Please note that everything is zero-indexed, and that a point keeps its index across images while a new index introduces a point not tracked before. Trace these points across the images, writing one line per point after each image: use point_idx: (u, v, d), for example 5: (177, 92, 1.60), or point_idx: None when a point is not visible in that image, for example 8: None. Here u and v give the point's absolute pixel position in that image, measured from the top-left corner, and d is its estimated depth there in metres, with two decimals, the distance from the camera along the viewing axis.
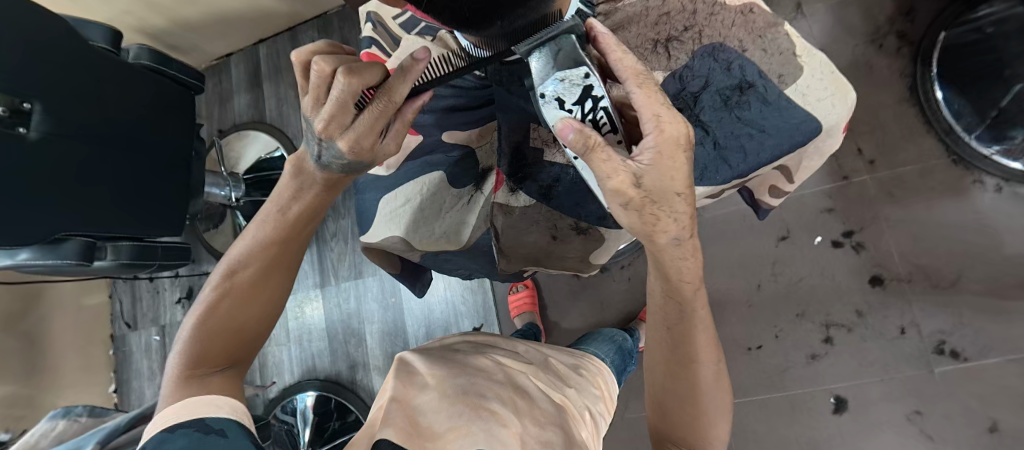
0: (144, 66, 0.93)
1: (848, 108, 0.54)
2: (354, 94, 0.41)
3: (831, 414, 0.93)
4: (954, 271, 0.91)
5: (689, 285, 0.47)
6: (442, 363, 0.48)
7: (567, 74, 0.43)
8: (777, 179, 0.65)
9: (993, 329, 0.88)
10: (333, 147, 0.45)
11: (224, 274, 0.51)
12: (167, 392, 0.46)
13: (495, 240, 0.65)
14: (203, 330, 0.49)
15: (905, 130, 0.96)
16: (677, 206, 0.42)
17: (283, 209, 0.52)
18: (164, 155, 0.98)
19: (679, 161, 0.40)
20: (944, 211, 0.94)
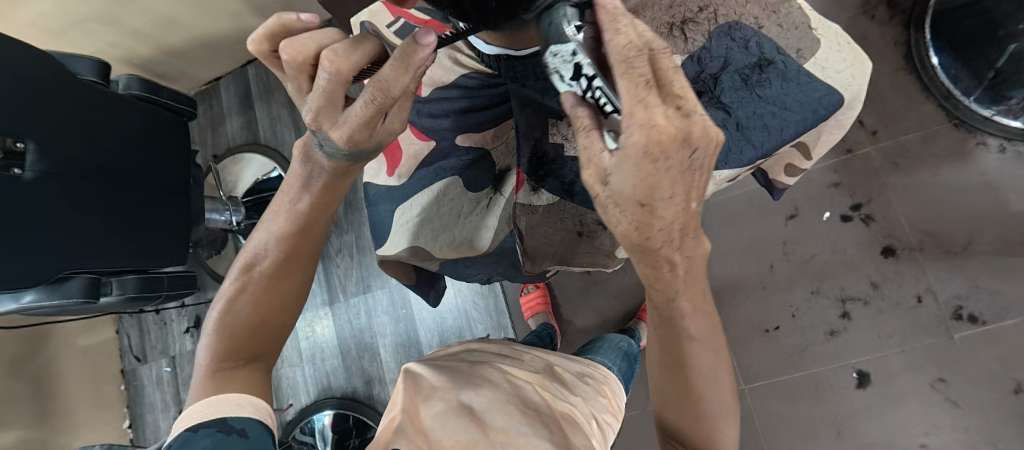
0: (134, 96, 0.92)
1: (864, 79, 0.58)
2: (337, 82, 0.38)
3: (855, 389, 0.92)
4: (965, 235, 0.91)
5: (661, 294, 0.45)
6: (449, 373, 0.48)
7: (555, 49, 0.38)
8: (794, 157, 0.66)
9: (1008, 290, 0.88)
10: (327, 139, 0.42)
11: (245, 267, 0.52)
12: (196, 384, 0.48)
13: (518, 240, 0.63)
14: (228, 323, 0.51)
15: (904, 98, 0.97)
16: (639, 216, 0.35)
17: (297, 201, 0.51)
18: (160, 185, 0.96)
19: (646, 173, 0.33)
20: (950, 176, 0.93)
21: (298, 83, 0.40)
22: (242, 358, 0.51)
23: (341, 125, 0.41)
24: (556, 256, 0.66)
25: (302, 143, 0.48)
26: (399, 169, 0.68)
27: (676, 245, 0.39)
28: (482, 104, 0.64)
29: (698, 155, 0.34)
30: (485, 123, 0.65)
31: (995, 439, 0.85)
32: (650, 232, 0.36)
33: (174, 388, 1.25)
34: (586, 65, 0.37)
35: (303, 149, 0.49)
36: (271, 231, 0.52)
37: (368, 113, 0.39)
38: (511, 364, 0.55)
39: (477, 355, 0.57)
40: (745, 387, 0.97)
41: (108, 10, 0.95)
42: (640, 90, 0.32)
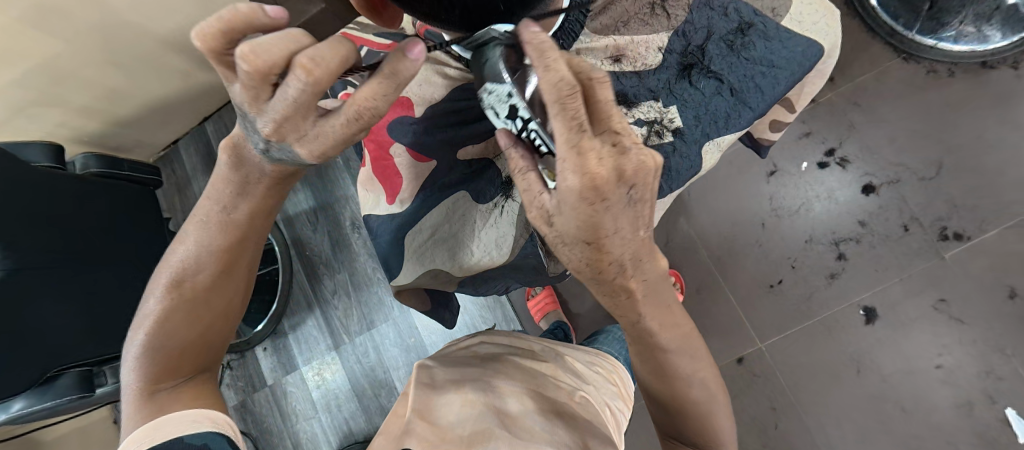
0: (93, 173, 0.89)
1: (840, 28, 0.60)
2: (314, 94, 0.34)
3: (865, 326, 0.95)
4: (935, 158, 0.95)
5: (625, 319, 0.46)
6: (460, 370, 0.49)
7: (490, 89, 0.45)
8: (778, 112, 0.68)
9: (983, 203, 0.93)
10: (287, 148, 0.38)
11: (171, 282, 0.48)
12: (131, 410, 0.47)
13: (541, 242, 0.62)
14: (158, 344, 0.48)
15: (852, 41, 1.01)
16: (587, 253, 0.38)
17: (228, 210, 0.46)
18: (135, 258, 0.93)
19: (584, 214, 0.35)
20: (910, 107, 0.97)
21: (256, 94, 0.34)
22: (180, 375, 0.50)
23: (309, 138, 0.37)
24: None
25: (229, 141, 0.43)
26: (400, 196, 0.66)
27: (632, 271, 0.40)
28: (483, 113, 0.65)
29: (636, 189, 0.35)
30: (486, 133, 0.65)
31: (1002, 345, 0.89)
32: (602, 265, 0.39)
33: None
34: (521, 108, 0.43)
35: (231, 148, 0.43)
36: (199, 245, 0.48)
37: (352, 129, 0.37)
38: (518, 353, 0.55)
39: (489, 346, 0.57)
40: (762, 345, 0.99)
41: (49, 90, 0.90)
42: (575, 137, 0.33)
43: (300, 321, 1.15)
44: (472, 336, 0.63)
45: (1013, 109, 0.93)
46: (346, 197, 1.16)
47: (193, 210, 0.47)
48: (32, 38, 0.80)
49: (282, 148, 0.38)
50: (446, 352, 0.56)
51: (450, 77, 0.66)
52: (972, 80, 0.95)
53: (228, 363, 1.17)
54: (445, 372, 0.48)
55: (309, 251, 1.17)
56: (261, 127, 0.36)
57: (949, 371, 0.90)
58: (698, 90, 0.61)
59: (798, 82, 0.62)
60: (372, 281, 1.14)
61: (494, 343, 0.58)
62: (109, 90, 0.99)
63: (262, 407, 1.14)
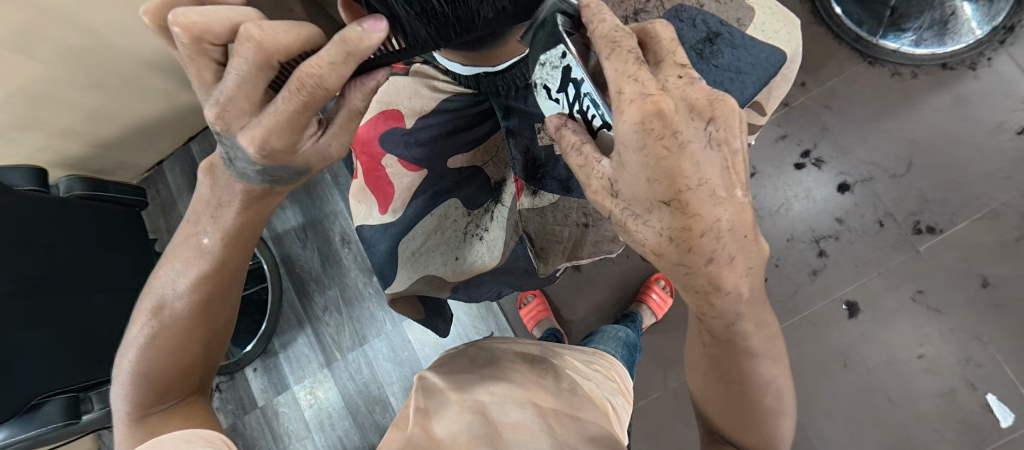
0: (77, 196, 0.88)
1: (799, 37, 0.63)
2: (256, 78, 0.38)
3: (848, 319, 0.98)
4: (905, 156, 1.00)
5: (717, 320, 0.44)
6: (458, 376, 0.50)
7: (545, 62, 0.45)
8: (750, 116, 0.72)
9: (953, 197, 0.97)
10: (237, 146, 0.42)
11: (153, 309, 0.50)
12: (120, 435, 0.46)
13: (529, 242, 0.65)
14: (146, 367, 0.48)
15: (821, 48, 1.05)
16: (669, 220, 0.38)
17: (204, 234, 0.49)
18: (121, 280, 0.91)
19: (654, 154, 0.37)
20: (878, 108, 1.02)
21: (201, 71, 0.40)
22: (169, 399, 0.49)
23: (252, 127, 0.40)
24: (567, 250, 0.66)
25: (210, 161, 0.47)
26: (393, 205, 0.67)
27: (725, 253, 0.38)
28: (470, 122, 0.68)
29: (714, 127, 0.38)
30: (475, 141, 0.68)
31: (978, 333, 0.93)
32: (688, 237, 0.38)
33: None
34: (573, 71, 0.43)
35: (210, 171, 0.47)
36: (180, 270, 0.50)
37: (294, 107, 0.39)
38: (515, 357, 0.56)
39: (486, 349, 0.58)
40: None
41: (31, 113, 0.90)
42: (630, 69, 0.38)
43: (290, 339, 1.14)
44: (466, 344, 0.62)
45: (973, 107, 0.98)
46: (335, 212, 1.16)
47: (177, 236, 0.50)
48: (14, 61, 0.79)
49: (234, 146, 0.42)
50: (445, 357, 0.58)
51: (438, 90, 0.69)
52: (934, 82, 1.00)
53: (217, 386, 1.15)
54: (442, 380, 0.49)
55: (299, 269, 1.17)
56: (207, 114, 0.40)
57: (931, 361, 0.93)
58: None
59: (766, 86, 0.65)
60: (363, 296, 1.14)
61: (491, 346, 0.59)
62: (94, 112, 0.99)
63: (253, 429, 1.12)
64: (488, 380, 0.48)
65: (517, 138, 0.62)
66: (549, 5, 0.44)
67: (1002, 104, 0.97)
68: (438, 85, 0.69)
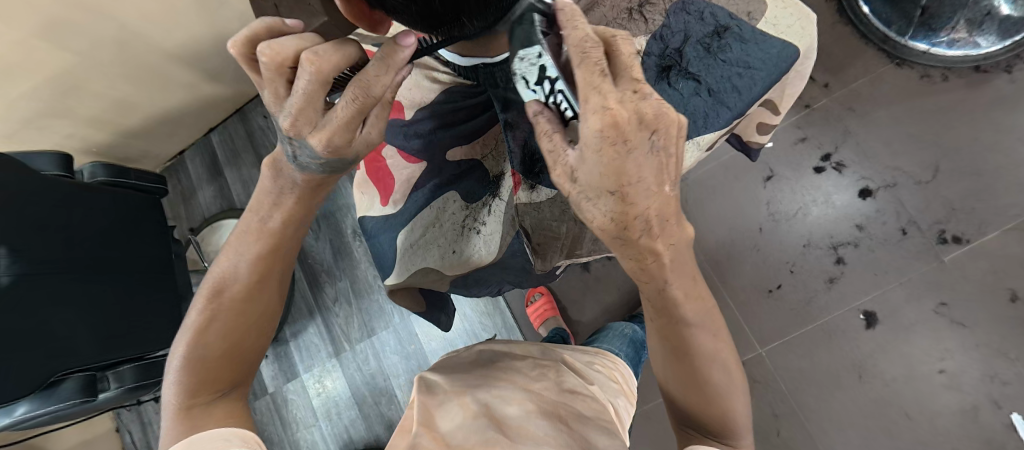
0: (100, 182, 0.91)
1: (814, 32, 0.61)
2: (320, 84, 0.40)
3: (866, 330, 0.94)
4: (932, 162, 0.96)
5: (649, 285, 0.45)
6: (462, 378, 0.48)
7: (522, 54, 0.43)
8: (763, 115, 0.70)
9: (982, 207, 0.93)
10: (307, 145, 0.43)
11: (211, 294, 0.50)
12: (169, 425, 0.46)
13: (526, 237, 0.64)
14: (196, 356, 0.48)
15: (847, 49, 1.02)
16: (612, 206, 0.38)
17: (267, 219, 0.50)
18: (142, 265, 0.94)
19: (607, 157, 0.36)
20: (904, 111, 0.98)
21: (275, 87, 0.41)
22: (214, 392, 0.49)
23: (321, 128, 0.42)
24: (566, 248, 0.66)
25: (272, 159, 0.48)
26: (393, 196, 0.70)
27: (658, 230, 0.40)
28: (470, 115, 0.68)
29: (659, 136, 0.37)
30: (473, 134, 0.68)
31: (1004, 349, 0.89)
32: (628, 221, 0.39)
33: None
34: (550, 68, 0.42)
35: (274, 165, 0.48)
36: (240, 254, 0.50)
37: (353, 111, 0.41)
38: (518, 358, 0.55)
39: (488, 353, 0.57)
40: (762, 350, 0.99)
41: (60, 101, 0.93)
42: (595, 79, 0.36)
43: (301, 328, 1.17)
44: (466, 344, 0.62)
45: (1007, 112, 0.94)
46: (346, 205, 1.18)
47: (236, 225, 0.51)
48: (45, 51, 0.83)
49: (303, 143, 0.43)
50: (446, 358, 0.56)
51: (438, 81, 0.70)
52: (965, 85, 0.96)
53: None
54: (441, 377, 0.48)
55: (311, 261, 1.18)
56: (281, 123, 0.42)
57: (952, 376, 0.89)
58: (676, 91, 0.62)
59: (777, 84, 0.63)
60: (372, 288, 1.15)
61: (492, 349, 0.58)
62: (120, 102, 1.02)
63: (264, 416, 1.15)
64: (488, 381, 0.48)
65: (514, 131, 0.61)
66: (523, 6, 0.43)
67: None
68: (436, 75, 0.70)
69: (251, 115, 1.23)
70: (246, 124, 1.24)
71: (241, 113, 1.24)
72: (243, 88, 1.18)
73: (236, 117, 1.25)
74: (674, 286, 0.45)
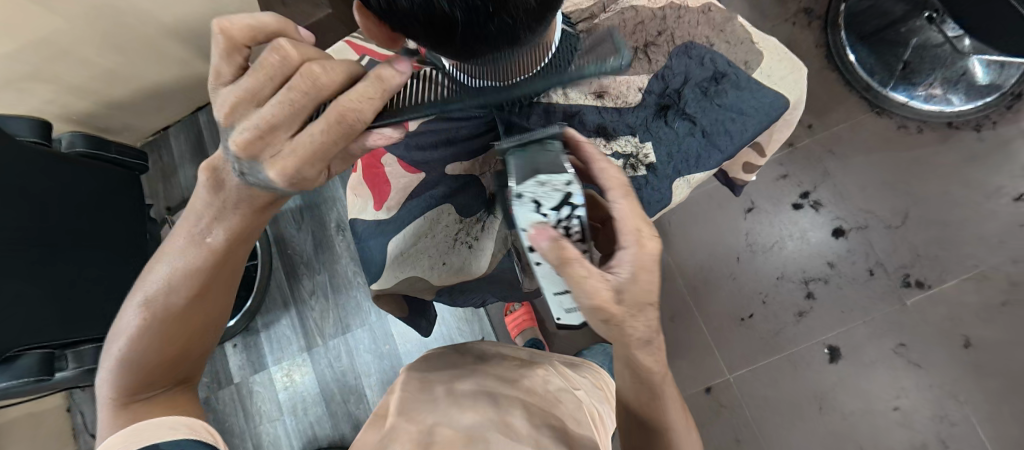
0: (79, 153, 0.89)
1: (804, 85, 0.65)
2: (307, 100, 0.39)
3: (829, 364, 0.98)
4: (902, 209, 1.01)
5: (628, 354, 0.48)
6: (447, 373, 0.50)
7: (543, 179, 0.46)
8: (749, 155, 0.72)
9: (945, 255, 0.98)
10: (257, 167, 0.42)
11: (151, 294, 0.48)
12: (105, 420, 0.46)
13: (518, 258, 0.66)
14: (133, 357, 0.47)
15: (832, 92, 1.06)
16: (634, 317, 0.44)
17: (207, 232, 0.47)
18: (117, 243, 0.92)
19: (646, 282, 0.43)
20: (881, 158, 1.03)
21: (258, 88, 0.39)
22: (153, 391, 0.49)
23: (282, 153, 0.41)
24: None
25: (217, 158, 0.45)
26: (388, 203, 0.70)
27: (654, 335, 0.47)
28: (472, 132, 0.68)
29: None
30: (474, 151, 0.68)
31: (955, 391, 0.93)
32: (634, 334, 0.46)
33: None
34: (573, 196, 0.46)
35: (211, 170, 0.45)
36: (181, 258, 0.47)
37: (326, 139, 0.40)
38: (506, 359, 0.56)
39: (476, 351, 0.57)
40: (730, 376, 1.01)
41: (47, 66, 0.90)
42: (638, 215, 0.45)
43: (274, 319, 1.14)
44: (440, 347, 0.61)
45: (973, 168, 0.99)
46: (332, 198, 1.17)
47: (178, 224, 0.48)
48: (35, 14, 0.80)
49: (254, 167, 0.42)
50: (427, 355, 0.57)
51: None
52: (938, 139, 1.01)
53: None
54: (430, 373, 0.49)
55: (290, 251, 1.17)
56: (233, 136, 0.40)
57: (905, 414, 0.94)
58: (672, 130, 0.65)
59: (766, 130, 0.66)
60: (352, 284, 1.13)
61: (481, 347, 0.59)
62: (109, 72, 1.00)
63: (226, 406, 1.12)
64: (475, 377, 0.49)
65: None
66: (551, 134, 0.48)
67: (1006, 169, 0.98)
68: None
69: None
70: None
71: None
72: None
73: None
74: (645, 358, 0.48)
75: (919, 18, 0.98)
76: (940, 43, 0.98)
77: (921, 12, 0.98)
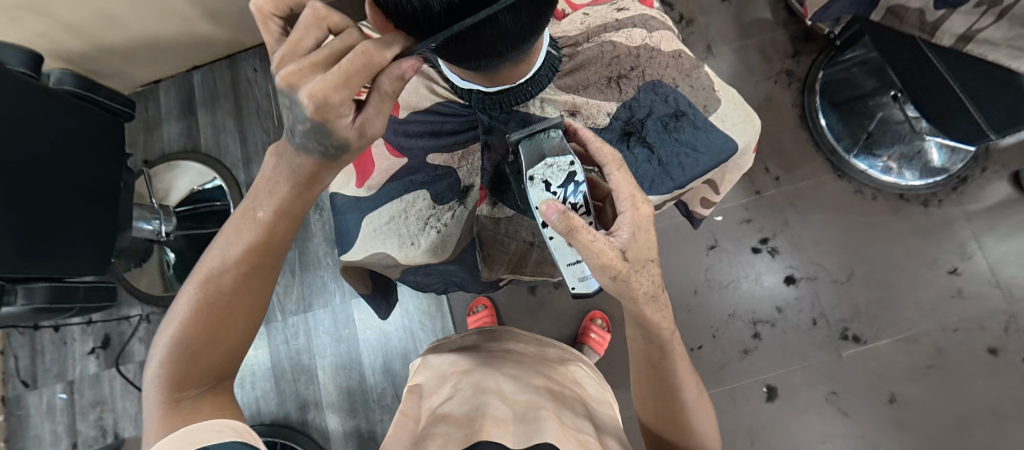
0: (66, 91, 0.88)
1: (756, 130, 0.69)
2: (340, 52, 0.43)
3: (765, 402, 1.04)
4: (849, 267, 1.08)
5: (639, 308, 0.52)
6: (471, 360, 0.60)
7: (554, 161, 0.57)
8: (705, 191, 0.78)
9: (882, 315, 1.05)
10: (296, 103, 0.43)
11: (200, 284, 0.51)
12: (154, 416, 0.48)
13: (480, 245, 0.74)
14: (182, 347, 0.50)
15: (801, 150, 1.14)
16: (640, 272, 0.51)
17: (258, 209, 0.52)
18: (90, 187, 0.91)
19: (642, 242, 0.51)
20: (836, 217, 1.11)
21: (304, 39, 0.43)
22: (200, 384, 0.50)
23: (320, 82, 0.42)
24: (511, 263, 0.77)
25: (278, 144, 0.51)
26: (369, 181, 0.73)
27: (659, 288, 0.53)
28: (455, 129, 0.73)
29: None
30: (456, 145, 0.73)
31: (876, 442, 1.00)
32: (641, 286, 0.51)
33: (69, 418, 1.12)
34: (579, 175, 0.56)
35: (275, 152, 0.52)
36: (231, 243, 0.52)
37: (352, 76, 0.42)
38: (525, 351, 0.66)
39: (494, 344, 0.68)
40: None
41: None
42: (631, 183, 0.52)
43: None
44: (458, 335, 0.75)
45: (917, 239, 1.08)
46: None
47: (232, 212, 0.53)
48: None
49: (292, 102, 0.43)
50: (446, 347, 0.69)
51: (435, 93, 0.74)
52: (889, 208, 1.10)
53: (148, 316, 1.16)
54: (450, 363, 0.60)
55: None
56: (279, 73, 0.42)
57: None
58: (632, 154, 0.70)
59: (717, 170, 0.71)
60: (320, 264, 1.13)
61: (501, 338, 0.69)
62: (110, 18, 0.98)
63: None
64: (496, 364, 0.59)
65: (490, 153, 0.71)
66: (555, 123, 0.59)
67: (945, 244, 1.06)
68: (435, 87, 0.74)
69: (240, 65, 1.23)
70: (232, 71, 1.23)
71: (230, 60, 1.23)
72: (240, 37, 1.18)
73: (224, 62, 1.24)
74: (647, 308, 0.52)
75: (885, 95, 1.07)
76: (901, 120, 1.07)
77: (889, 90, 1.07)
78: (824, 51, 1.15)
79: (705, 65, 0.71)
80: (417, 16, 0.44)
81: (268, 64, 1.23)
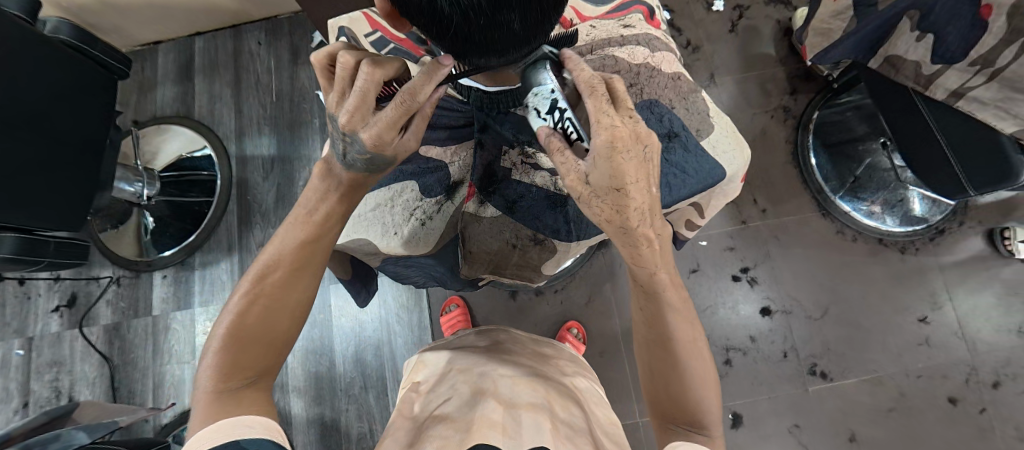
0: (62, 40, 0.86)
1: (745, 160, 0.72)
2: (375, 85, 0.50)
3: (730, 429, 1.05)
4: (824, 305, 1.10)
5: (643, 272, 0.55)
6: (472, 356, 0.61)
7: (536, 90, 0.54)
8: (690, 214, 0.78)
9: (851, 354, 1.07)
10: (355, 142, 0.52)
11: (254, 280, 0.55)
12: (200, 404, 0.50)
13: (462, 242, 0.73)
14: (235, 339, 0.53)
15: (789, 185, 1.16)
16: (616, 199, 0.50)
17: (312, 211, 0.57)
18: (75, 140, 0.88)
19: (614, 163, 0.48)
20: (816, 253, 1.13)
21: (341, 87, 0.52)
22: (242, 378, 0.53)
23: (371, 125, 0.51)
24: (491, 263, 0.76)
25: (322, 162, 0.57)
26: None
27: (647, 219, 0.51)
28: (450, 124, 0.74)
29: (649, 149, 0.50)
30: (450, 139, 0.74)
31: None
32: (622, 210, 0.50)
33: (23, 376, 1.08)
34: (562, 101, 0.53)
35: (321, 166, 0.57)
36: (284, 241, 0.56)
37: (396, 113, 0.51)
38: (525, 352, 0.67)
39: (489, 340, 0.70)
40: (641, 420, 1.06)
41: None
42: (605, 105, 0.49)
43: (213, 260, 1.13)
44: (467, 333, 0.77)
45: (891, 284, 1.10)
46: (306, 156, 1.17)
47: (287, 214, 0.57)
48: None
49: (353, 142, 0.52)
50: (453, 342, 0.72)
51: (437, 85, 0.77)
52: (868, 251, 1.12)
53: (118, 280, 1.13)
54: (448, 361, 0.61)
55: (250, 197, 1.16)
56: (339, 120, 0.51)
57: None
58: None
59: (703, 193, 0.72)
60: None
61: (498, 337, 0.72)
62: None
63: (137, 337, 1.10)
64: (495, 363, 0.58)
65: (483, 151, 0.72)
66: (540, 53, 0.54)
67: (917, 292, 1.09)
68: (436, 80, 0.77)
69: (244, 36, 1.22)
70: (235, 42, 1.22)
71: (234, 30, 1.22)
72: (247, 9, 1.17)
73: (229, 32, 1.23)
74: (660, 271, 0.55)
75: (875, 141, 1.09)
76: (888, 168, 1.09)
77: (879, 136, 1.08)
78: (822, 91, 1.17)
79: (703, 90, 0.73)
80: (422, 7, 0.44)
81: (272, 39, 1.22)
